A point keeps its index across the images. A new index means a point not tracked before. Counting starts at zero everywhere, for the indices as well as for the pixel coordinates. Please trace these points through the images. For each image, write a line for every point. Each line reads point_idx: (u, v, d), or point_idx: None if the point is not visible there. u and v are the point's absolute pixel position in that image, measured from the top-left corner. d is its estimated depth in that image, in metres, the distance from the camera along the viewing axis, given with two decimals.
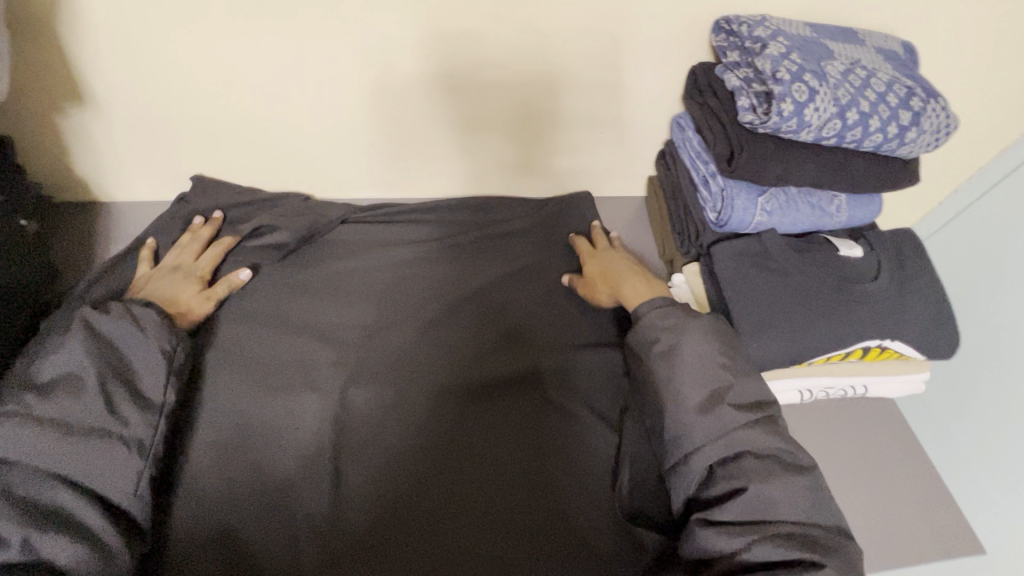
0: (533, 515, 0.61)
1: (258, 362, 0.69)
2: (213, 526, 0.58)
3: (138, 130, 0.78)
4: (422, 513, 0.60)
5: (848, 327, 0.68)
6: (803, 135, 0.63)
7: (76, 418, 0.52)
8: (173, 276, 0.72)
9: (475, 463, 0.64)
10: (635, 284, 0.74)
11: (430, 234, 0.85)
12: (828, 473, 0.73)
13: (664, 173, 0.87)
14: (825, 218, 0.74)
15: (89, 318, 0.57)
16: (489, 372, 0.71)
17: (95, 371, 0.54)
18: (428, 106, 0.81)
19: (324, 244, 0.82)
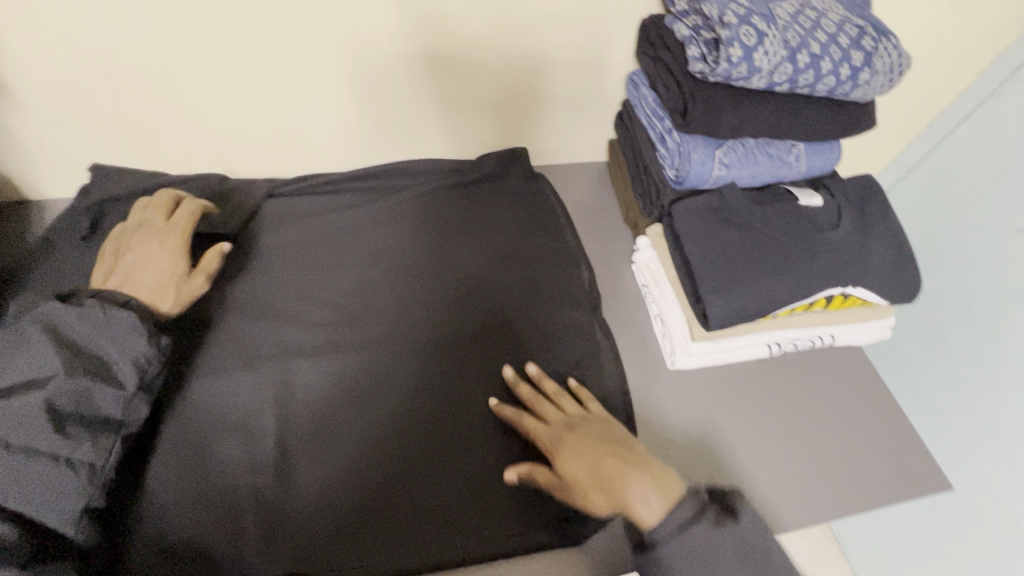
0: (508, 481, 0.64)
1: (209, 346, 0.69)
2: (181, 524, 0.58)
3: (61, 119, 0.73)
4: (399, 488, 0.62)
5: (811, 276, 0.68)
6: (755, 81, 0.61)
7: (15, 438, 0.48)
8: (150, 254, 0.63)
9: (449, 435, 0.65)
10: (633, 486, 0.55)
11: (383, 210, 0.84)
12: (797, 422, 0.74)
13: (622, 135, 0.85)
14: (785, 168, 0.73)
15: (54, 322, 0.53)
16: (457, 344, 0.72)
17: (54, 387, 0.50)
18: (374, 80, 0.77)
19: (262, 218, 0.81)
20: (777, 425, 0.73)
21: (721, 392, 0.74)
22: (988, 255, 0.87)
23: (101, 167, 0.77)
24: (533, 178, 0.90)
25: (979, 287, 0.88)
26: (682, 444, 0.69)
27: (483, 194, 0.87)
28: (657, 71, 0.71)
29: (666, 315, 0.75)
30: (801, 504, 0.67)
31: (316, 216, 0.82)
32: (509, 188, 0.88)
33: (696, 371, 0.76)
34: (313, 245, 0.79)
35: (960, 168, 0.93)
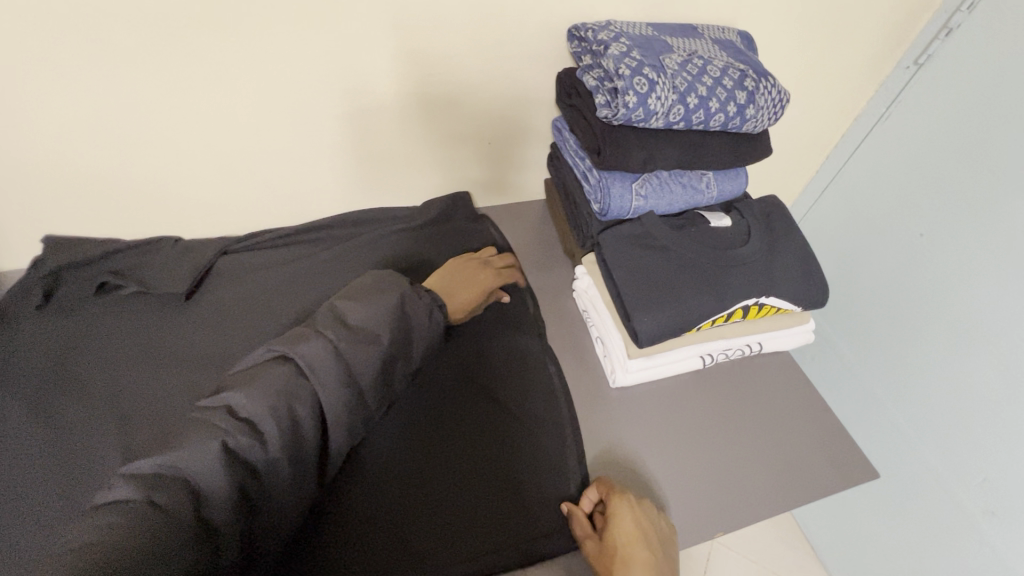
0: (491, 501, 0.66)
1: (166, 402, 0.70)
2: None
3: (15, 197, 0.76)
4: (389, 517, 0.64)
5: (727, 289, 0.74)
6: (654, 122, 0.69)
7: (352, 365, 0.59)
8: (473, 279, 0.82)
9: (434, 460, 0.69)
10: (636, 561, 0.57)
11: (341, 256, 0.88)
12: (736, 425, 0.79)
13: (554, 175, 0.92)
14: (698, 195, 0.81)
15: (402, 298, 0.66)
16: (430, 374, 0.76)
17: (390, 345, 0.62)
18: (351, 127, 0.82)
19: (218, 273, 0.84)
20: (714, 432, 0.77)
21: (661, 405, 0.79)
22: (908, 258, 0.98)
23: (50, 237, 0.78)
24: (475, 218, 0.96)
25: (909, 285, 0.98)
26: (626, 456, 0.73)
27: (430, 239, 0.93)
28: (573, 117, 0.79)
29: (604, 336, 0.80)
30: (743, 506, 0.71)
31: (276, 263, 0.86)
32: (457, 230, 0.94)
33: (638, 387, 0.80)
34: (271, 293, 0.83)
35: (871, 182, 1.04)
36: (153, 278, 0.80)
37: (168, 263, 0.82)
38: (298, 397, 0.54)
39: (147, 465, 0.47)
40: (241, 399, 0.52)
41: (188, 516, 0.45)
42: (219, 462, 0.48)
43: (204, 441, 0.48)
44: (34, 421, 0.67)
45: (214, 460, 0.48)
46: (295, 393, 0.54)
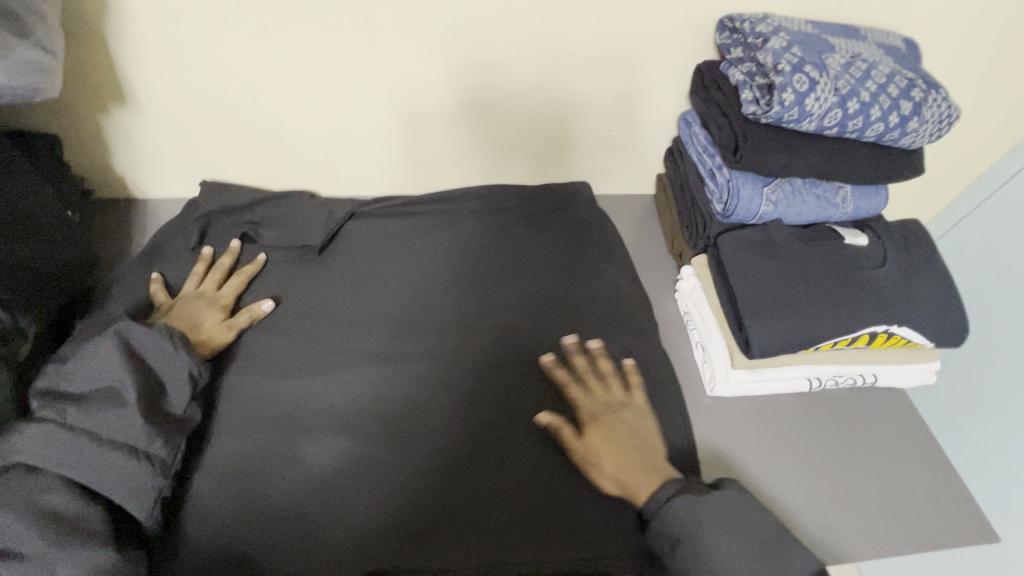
0: (564, 514, 0.62)
1: (281, 348, 0.72)
2: (232, 523, 0.59)
3: (174, 130, 0.82)
4: (459, 509, 0.61)
5: (855, 312, 0.69)
6: (805, 124, 0.65)
7: (100, 429, 0.54)
8: (194, 305, 0.72)
9: (509, 458, 0.65)
10: (641, 477, 0.61)
11: (447, 229, 0.87)
12: (839, 457, 0.74)
13: (671, 170, 0.89)
14: (831, 209, 0.76)
15: (124, 334, 0.60)
16: (519, 365, 0.72)
17: (132, 387, 0.56)
18: (475, 99, 0.84)
19: (343, 234, 0.86)
20: (814, 459, 0.73)
21: (759, 422, 0.75)
22: None
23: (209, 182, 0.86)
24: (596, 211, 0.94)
25: None
26: (717, 467, 0.70)
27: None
28: (709, 111, 0.76)
29: (706, 342, 0.77)
30: (838, 539, 0.66)
31: (404, 223, 0.88)
32: (580, 215, 0.89)
33: (735, 399, 0.77)
34: (383, 255, 0.84)
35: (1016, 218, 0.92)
36: (288, 233, 0.83)
37: (305, 219, 0.85)
38: (42, 491, 0.51)
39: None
40: (31, 466, 0.52)
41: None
42: (36, 525, 0.49)
43: (12, 504, 0.49)
44: None
45: (21, 524, 0.48)
46: (43, 485, 0.51)
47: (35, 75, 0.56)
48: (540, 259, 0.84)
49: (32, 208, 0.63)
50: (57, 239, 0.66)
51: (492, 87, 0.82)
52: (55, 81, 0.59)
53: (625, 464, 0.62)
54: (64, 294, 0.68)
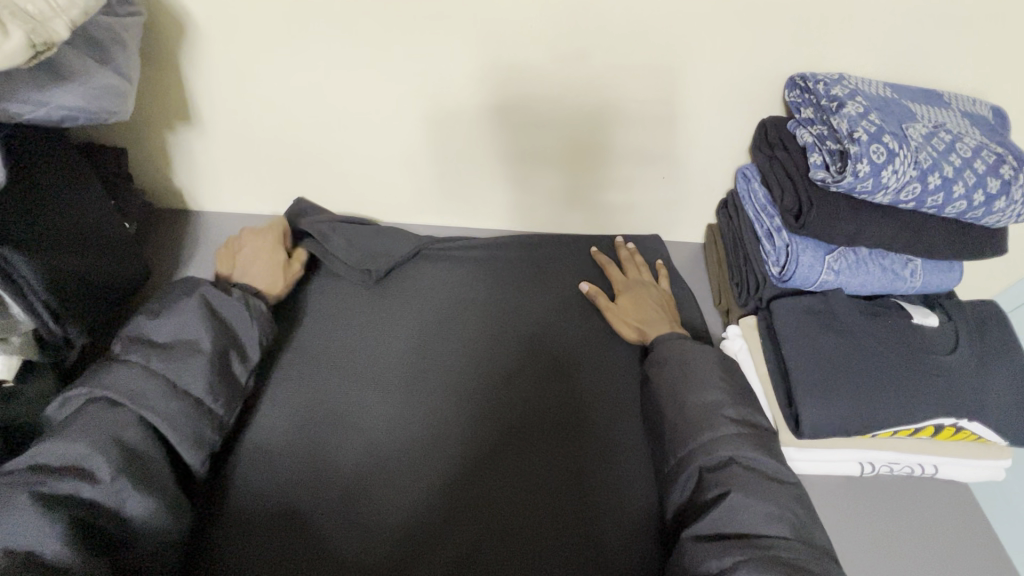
0: (577, 534, 0.63)
1: (319, 348, 0.76)
2: (262, 507, 0.62)
3: (233, 149, 0.85)
4: (475, 520, 0.63)
5: (920, 399, 0.64)
6: (879, 196, 0.61)
7: (175, 375, 0.58)
8: (260, 262, 0.79)
9: (529, 474, 0.67)
10: (664, 321, 0.77)
11: (493, 269, 0.87)
12: (892, 553, 0.68)
13: (724, 223, 0.86)
14: (898, 282, 0.71)
15: (209, 297, 0.64)
16: (544, 392, 0.74)
17: (209, 344, 0.61)
18: (527, 134, 0.83)
19: (409, 264, 0.86)
20: (862, 551, 0.67)
21: None
22: None
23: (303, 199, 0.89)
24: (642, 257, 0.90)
25: None
26: None
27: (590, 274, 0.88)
28: (772, 171, 0.72)
29: None
30: None
31: (451, 259, 0.88)
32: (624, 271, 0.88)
33: None
34: (424, 286, 0.84)
35: None
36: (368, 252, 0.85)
37: (370, 234, 0.87)
38: (121, 423, 0.53)
39: (26, 454, 0.50)
40: (112, 402, 0.54)
41: (65, 513, 0.47)
42: (115, 455, 0.51)
43: (95, 430, 0.52)
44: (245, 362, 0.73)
45: (102, 452, 0.51)
46: (118, 420, 0.53)
47: (110, 99, 0.58)
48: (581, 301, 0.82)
49: (91, 225, 0.65)
50: (111, 252, 0.67)
51: (547, 125, 0.82)
52: (130, 104, 0.61)
53: (648, 313, 0.78)
54: (111, 306, 0.69)
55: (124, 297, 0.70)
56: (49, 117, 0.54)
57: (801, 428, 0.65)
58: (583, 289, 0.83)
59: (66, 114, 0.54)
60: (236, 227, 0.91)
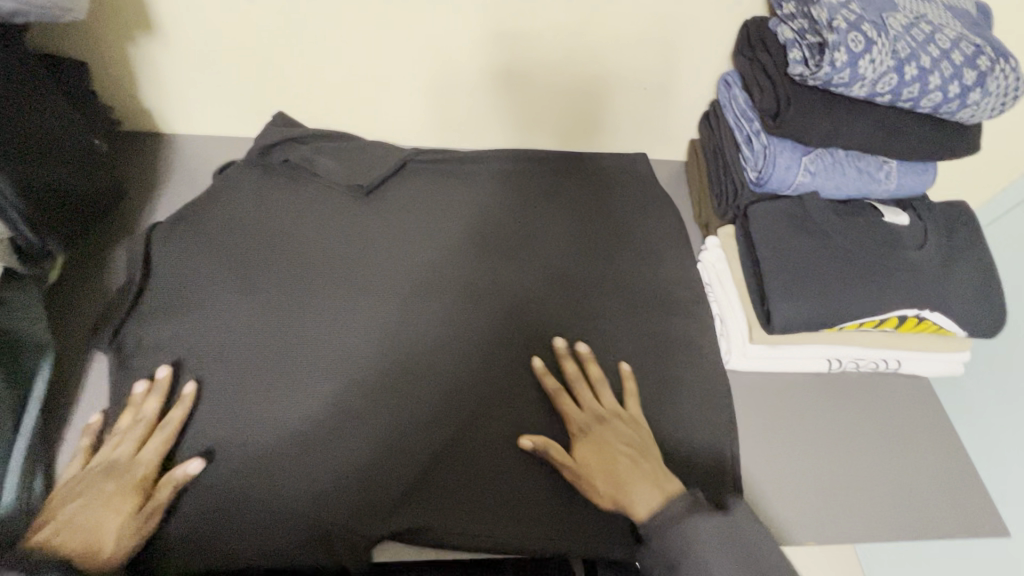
0: (579, 484, 0.63)
1: (310, 278, 0.74)
2: (258, 465, 0.61)
3: (201, 64, 0.81)
4: (480, 472, 0.63)
5: (886, 292, 0.67)
6: (856, 89, 0.61)
7: None
8: (98, 488, 0.54)
9: (531, 422, 0.66)
10: (644, 486, 0.57)
11: (479, 190, 0.86)
12: (854, 440, 0.72)
13: (707, 135, 0.85)
14: (872, 184, 0.72)
15: None
16: (545, 318, 0.74)
17: None
18: (512, 43, 0.82)
19: (394, 181, 0.85)
20: (826, 440, 0.72)
21: (775, 400, 0.74)
22: None
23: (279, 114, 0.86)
24: (625, 174, 0.90)
25: None
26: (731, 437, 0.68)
27: (574, 192, 0.87)
28: (753, 72, 0.72)
29: (723, 313, 0.76)
30: (834, 520, 0.66)
31: (437, 186, 0.85)
32: (606, 188, 0.88)
33: (753, 376, 0.75)
34: (409, 219, 0.81)
35: None
36: (347, 167, 0.83)
37: (352, 150, 0.85)
38: None
39: None
40: None
41: None
42: None
43: None
44: (230, 276, 0.73)
45: None
46: None
47: None
48: (569, 225, 0.83)
49: (60, 133, 0.63)
50: (83, 163, 0.66)
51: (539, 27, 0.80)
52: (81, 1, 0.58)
53: (620, 475, 0.58)
54: (87, 218, 0.69)
55: (97, 211, 0.70)
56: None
57: (772, 320, 0.67)
58: (524, 445, 0.63)
59: (16, 6, 0.52)
60: (212, 150, 0.89)
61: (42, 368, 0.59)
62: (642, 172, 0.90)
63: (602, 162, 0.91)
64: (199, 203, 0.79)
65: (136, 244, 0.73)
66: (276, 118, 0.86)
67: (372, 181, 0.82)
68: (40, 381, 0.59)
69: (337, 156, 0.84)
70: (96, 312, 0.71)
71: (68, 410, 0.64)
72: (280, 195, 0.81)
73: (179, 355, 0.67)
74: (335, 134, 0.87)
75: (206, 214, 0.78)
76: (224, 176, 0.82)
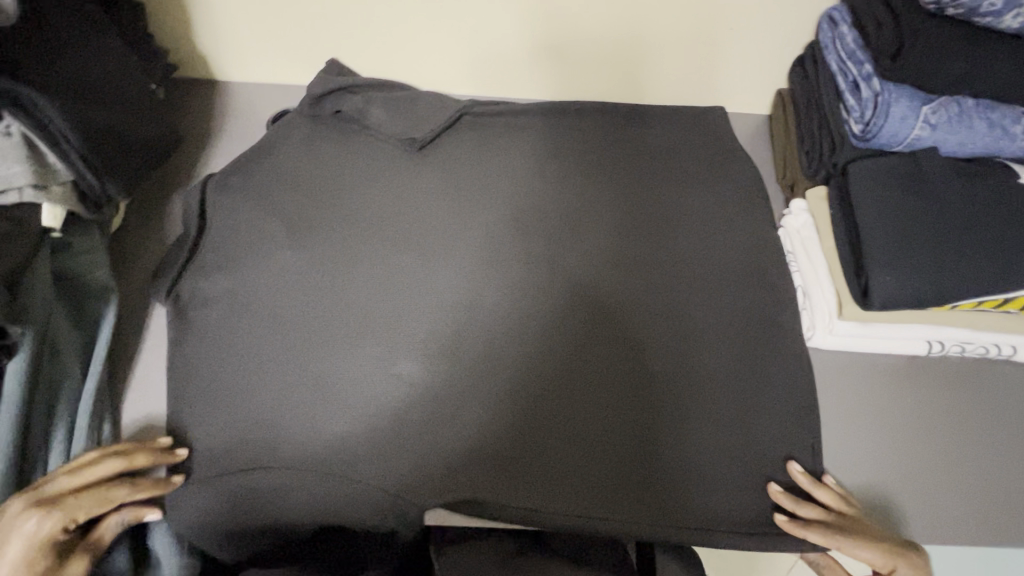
0: (639, 464, 0.59)
1: (362, 235, 0.72)
2: (312, 422, 0.60)
3: (253, 6, 0.78)
4: (535, 446, 0.60)
5: (1014, 268, 0.57)
6: (1008, 18, 0.53)
7: None
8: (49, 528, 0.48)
9: (590, 397, 0.62)
10: None
11: (539, 145, 0.80)
12: (952, 434, 0.64)
13: (800, 82, 0.75)
14: (1006, 140, 0.61)
15: None
16: (607, 285, 0.69)
17: None
18: None
19: (449, 135, 0.80)
20: (918, 432, 0.64)
21: (861, 384, 0.67)
22: None
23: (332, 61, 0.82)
24: (700, 129, 0.82)
25: None
26: (811, 423, 0.62)
27: (642, 149, 0.80)
28: (868, 5, 0.61)
29: (810, 286, 0.68)
30: (925, 517, 0.60)
31: (493, 140, 0.80)
32: (678, 144, 0.80)
33: (837, 357, 0.68)
34: (464, 176, 0.77)
35: None
36: (401, 118, 0.79)
37: (405, 99, 0.81)
38: None
39: None
40: None
41: None
42: None
43: None
44: (283, 230, 0.72)
45: None
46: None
47: None
48: (635, 186, 0.76)
49: (113, 77, 0.62)
50: (134, 109, 0.64)
51: None
52: None
53: None
54: (144, 166, 0.66)
55: (153, 159, 0.67)
56: None
57: (869, 295, 0.60)
58: None
59: None
60: (265, 99, 0.87)
61: (105, 316, 0.60)
62: (719, 127, 0.81)
63: (675, 115, 0.83)
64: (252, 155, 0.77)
65: (191, 194, 0.72)
66: (327, 65, 0.81)
67: (426, 134, 0.78)
68: (104, 327, 0.60)
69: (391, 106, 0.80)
70: (155, 263, 0.72)
71: (132, 356, 0.65)
72: (333, 146, 0.78)
73: (234, 308, 0.67)
74: (387, 83, 0.82)
75: (259, 167, 0.76)
76: (277, 126, 0.79)
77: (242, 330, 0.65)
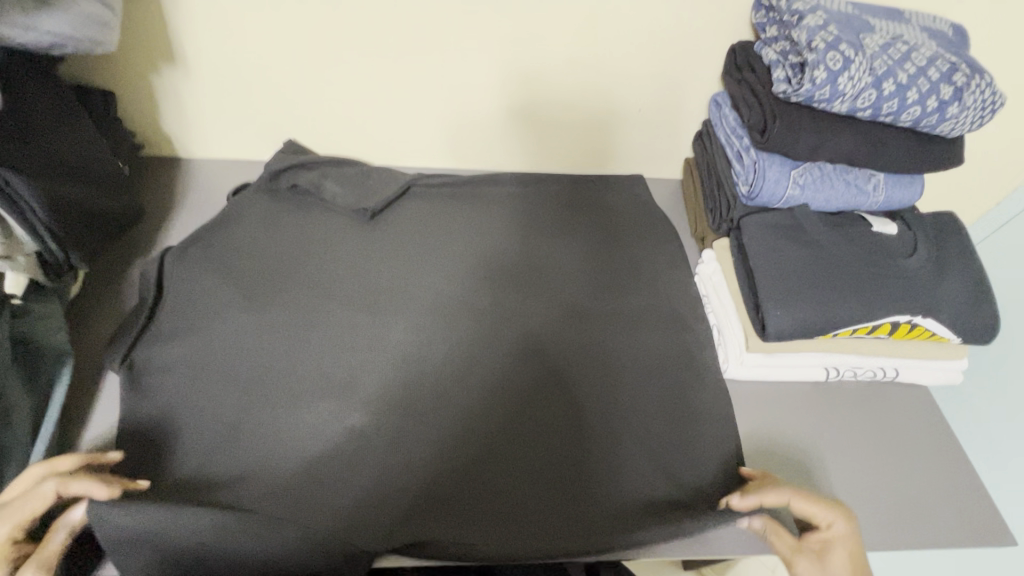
0: (577, 494, 0.64)
1: (317, 296, 0.77)
2: (267, 476, 0.62)
3: (219, 94, 0.86)
4: (481, 485, 0.64)
5: (879, 299, 0.68)
6: (837, 104, 0.65)
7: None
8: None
9: (531, 437, 0.67)
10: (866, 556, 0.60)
11: (482, 211, 0.89)
12: (855, 449, 0.72)
13: (700, 153, 0.89)
14: (861, 196, 0.74)
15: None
16: (544, 333, 0.76)
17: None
18: (513, 73, 0.86)
19: (400, 203, 0.88)
20: (827, 450, 0.72)
21: (774, 410, 0.75)
22: None
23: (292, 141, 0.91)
24: (622, 193, 0.93)
25: None
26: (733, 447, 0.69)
27: (574, 211, 0.91)
28: (740, 92, 0.75)
29: (722, 324, 0.77)
30: None
31: (441, 207, 0.89)
32: (604, 205, 0.92)
33: (752, 387, 0.76)
34: (414, 239, 0.85)
35: None
36: (355, 189, 0.87)
37: (360, 173, 0.89)
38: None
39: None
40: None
41: None
42: None
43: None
44: (240, 293, 0.76)
45: None
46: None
47: (93, 27, 0.61)
48: (569, 244, 0.86)
49: (83, 156, 0.67)
50: (101, 184, 0.69)
51: (539, 55, 0.84)
52: (112, 35, 0.64)
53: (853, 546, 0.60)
54: (106, 235, 0.71)
55: (116, 230, 0.72)
56: (39, 42, 0.57)
57: (768, 328, 0.69)
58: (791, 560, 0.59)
59: (55, 39, 0.57)
60: (227, 174, 0.94)
61: (59, 377, 0.62)
62: (638, 192, 0.94)
63: (600, 182, 0.95)
64: (214, 225, 0.83)
65: (151, 261, 0.76)
66: (287, 144, 0.90)
67: (379, 202, 0.86)
68: (58, 388, 0.62)
69: (346, 179, 0.88)
70: (111, 329, 0.74)
71: (82, 421, 0.66)
72: (291, 215, 0.85)
73: (190, 368, 0.69)
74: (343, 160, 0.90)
75: (220, 235, 0.81)
76: (237, 198, 0.85)
77: (198, 388, 0.68)
